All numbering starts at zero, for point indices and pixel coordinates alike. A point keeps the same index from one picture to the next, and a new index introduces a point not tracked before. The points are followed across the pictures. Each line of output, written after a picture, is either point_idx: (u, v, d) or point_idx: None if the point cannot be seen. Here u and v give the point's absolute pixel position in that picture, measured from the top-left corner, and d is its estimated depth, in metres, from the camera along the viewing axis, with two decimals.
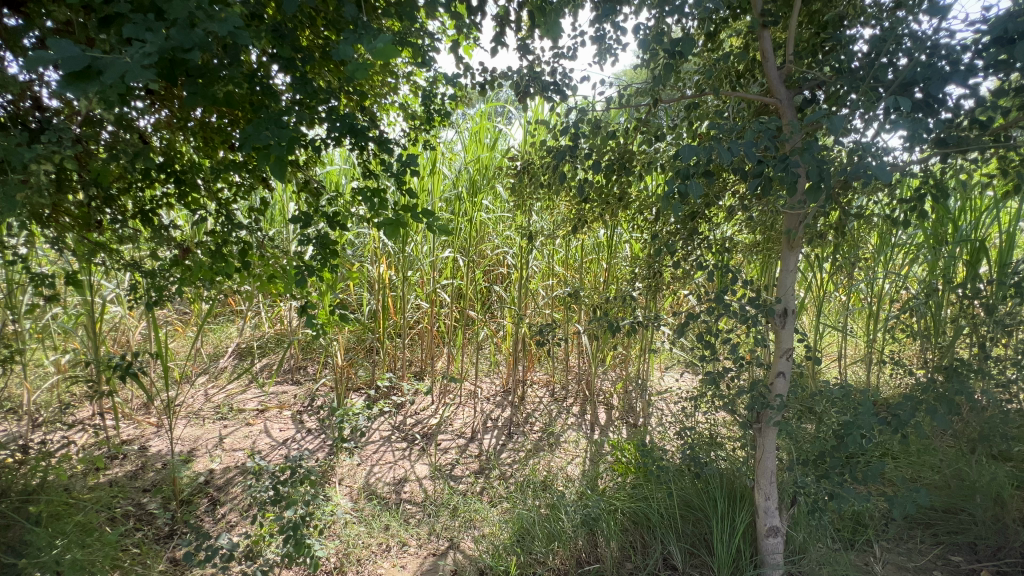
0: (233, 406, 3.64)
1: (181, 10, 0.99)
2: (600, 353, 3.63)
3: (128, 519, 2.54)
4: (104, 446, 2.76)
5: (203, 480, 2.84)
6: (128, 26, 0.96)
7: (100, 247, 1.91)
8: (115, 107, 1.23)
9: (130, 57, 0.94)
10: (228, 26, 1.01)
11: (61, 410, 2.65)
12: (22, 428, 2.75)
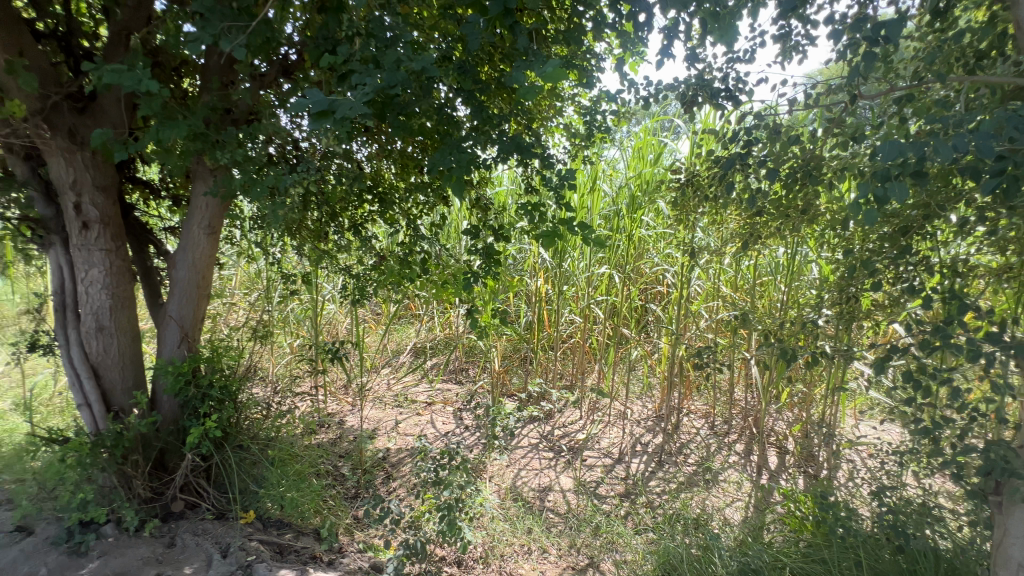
0: (408, 397, 4.19)
1: (391, 59, 1.23)
2: (772, 387, 3.20)
3: (327, 477, 3.11)
4: (315, 415, 3.44)
5: (381, 455, 3.32)
6: (356, 76, 1.23)
7: (324, 254, 2.41)
8: (343, 141, 1.56)
9: (354, 99, 1.18)
10: (424, 64, 1.22)
11: (291, 382, 3.40)
12: (267, 392, 3.61)
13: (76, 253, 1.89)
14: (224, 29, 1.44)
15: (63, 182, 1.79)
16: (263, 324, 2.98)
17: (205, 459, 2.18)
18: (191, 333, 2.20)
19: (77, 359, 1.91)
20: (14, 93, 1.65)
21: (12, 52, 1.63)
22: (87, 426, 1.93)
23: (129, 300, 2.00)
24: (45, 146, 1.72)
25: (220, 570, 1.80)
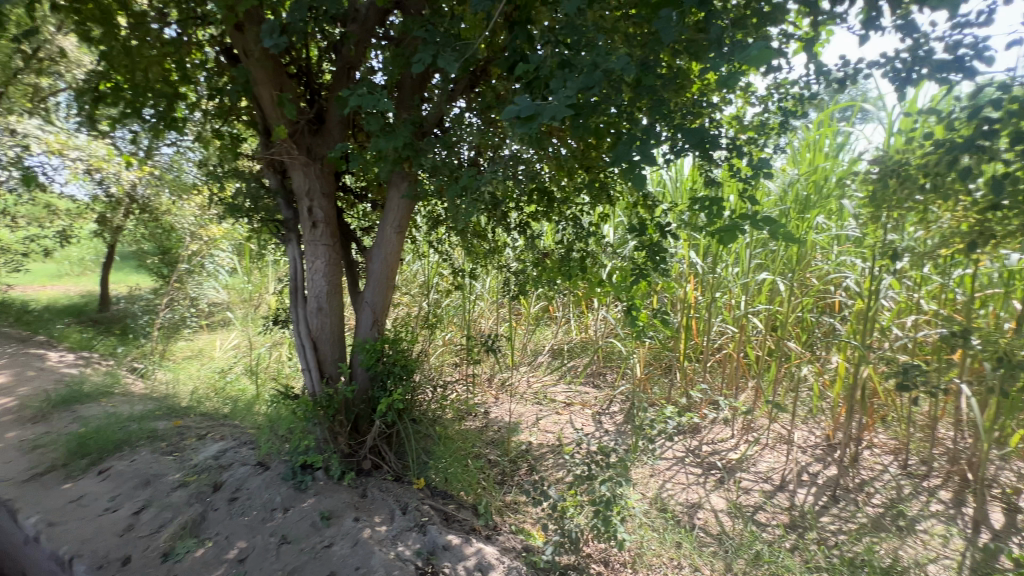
0: (547, 395, 4.29)
1: (587, 62, 1.29)
2: (999, 425, 2.58)
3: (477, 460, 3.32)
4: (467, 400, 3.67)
5: (525, 447, 3.46)
6: (552, 81, 1.32)
7: (489, 252, 2.52)
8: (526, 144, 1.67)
9: (557, 97, 1.25)
10: (619, 63, 1.26)
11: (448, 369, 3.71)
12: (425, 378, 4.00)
13: (306, 247, 2.30)
14: (434, 50, 1.66)
15: (301, 190, 2.21)
16: (430, 314, 3.33)
17: (390, 426, 2.46)
18: (380, 318, 2.52)
19: (303, 333, 2.33)
20: (275, 121, 2.10)
21: (275, 88, 2.07)
22: (307, 389, 2.35)
23: (340, 286, 2.36)
24: (292, 161, 2.15)
25: (401, 524, 2.06)
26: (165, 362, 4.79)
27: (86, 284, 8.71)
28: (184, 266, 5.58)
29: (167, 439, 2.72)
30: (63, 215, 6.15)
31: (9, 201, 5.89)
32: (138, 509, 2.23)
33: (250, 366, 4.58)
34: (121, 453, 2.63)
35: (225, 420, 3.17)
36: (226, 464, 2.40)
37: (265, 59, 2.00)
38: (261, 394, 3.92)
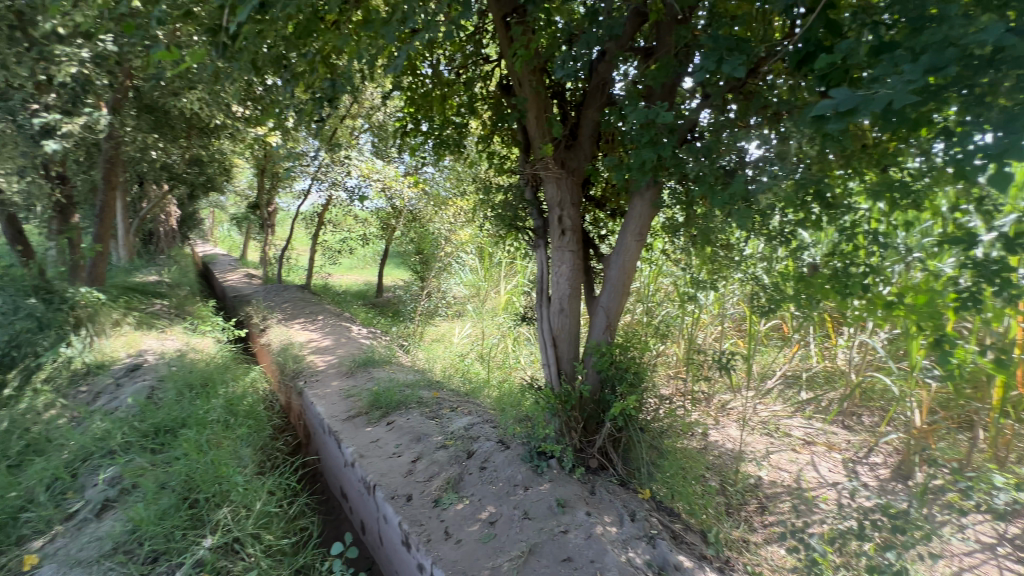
0: (780, 427, 3.67)
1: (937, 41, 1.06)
2: None
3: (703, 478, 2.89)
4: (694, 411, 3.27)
5: (754, 482, 3.04)
6: (880, 68, 1.13)
7: (736, 262, 2.32)
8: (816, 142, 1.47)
9: (893, 89, 1.05)
10: (995, 31, 0.98)
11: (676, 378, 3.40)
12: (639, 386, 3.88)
13: (554, 252, 2.44)
14: (720, 55, 1.59)
15: (555, 201, 2.35)
16: (654, 323, 3.26)
17: (617, 431, 2.50)
18: (613, 324, 2.47)
19: (545, 332, 2.52)
20: (539, 142, 2.25)
21: (542, 111, 2.23)
22: (547, 383, 2.54)
23: (581, 291, 2.46)
24: (549, 176, 2.28)
25: (631, 530, 2.07)
26: (421, 341, 5.88)
27: (369, 276, 11.36)
28: (437, 264, 6.76)
29: (430, 407, 3.35)
30: (363, 222, 8.15)
31: (334, 213, 8.10)
32: (415, 458, 2.73)
33: (482, 353, 5.27)
34: (400, 410, 3.31)
35: (468, 397, 3.72)
36: (474, 436, 2.83)
37: (537, 87, 2.17)
38: (492, 379, 4.47)
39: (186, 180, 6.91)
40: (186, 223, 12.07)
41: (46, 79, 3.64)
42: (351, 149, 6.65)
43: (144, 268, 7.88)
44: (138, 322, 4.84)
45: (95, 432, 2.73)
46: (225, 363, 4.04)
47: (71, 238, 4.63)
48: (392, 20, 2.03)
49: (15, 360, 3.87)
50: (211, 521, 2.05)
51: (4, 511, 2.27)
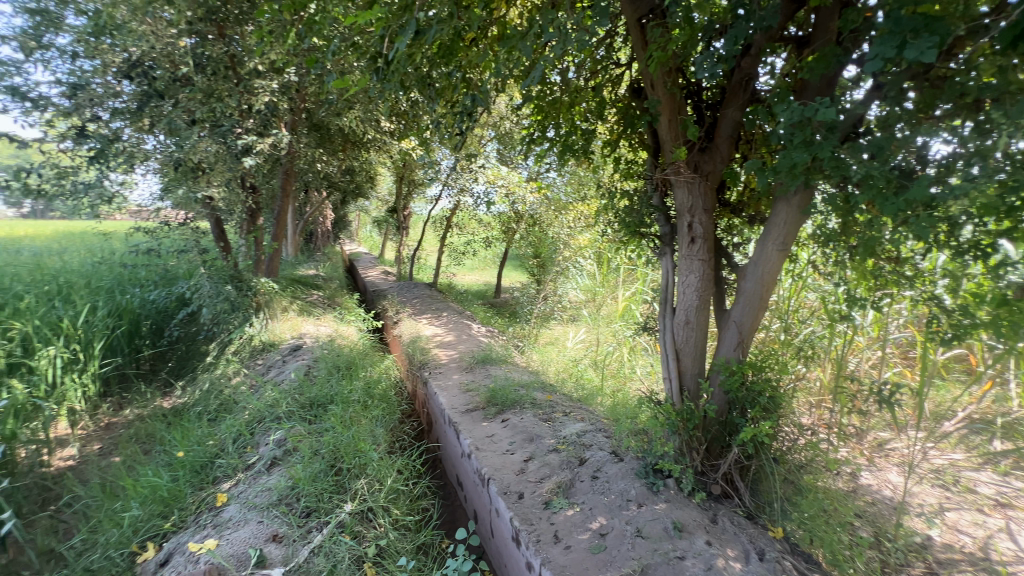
0: (961, 481, 3.00)
1: None
2: None
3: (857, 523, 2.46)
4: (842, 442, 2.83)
5: (921, 542, 2.53)
6: None
7: (908, 279, 1.96)
8: None
9: None
10: None
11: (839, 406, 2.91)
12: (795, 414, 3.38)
13: (681, 260, 2.31)
14: (902, 38, 1.36)
15: (684, 207, 2.22)
16: (793, 342, 2.91)
17: (746, 458, 2.27)
18: (746, 340, 2.25)
19: (668, 344, 2.39)
20: (670, 146, 2.15)
21: (675, 113, 2.12)
22: (667, 397, 2.41)
23: (710, 303, 2.30)
24: (680, 180, 2.17)
25: (759, 571, 1.87)
26: (536, 343, 5.99)
27: (488, 278, 11.91)
28: (554, 268, 6.84)
29: (543, 409, 3.40)
30: (486, 226, 8.58)
31: (460, 217, 8.66)
32: (527, 457, 2.78)
33: (595, 360, 5.20)
34: (515, 409, 3.41)
35: (580, 403, 3.69)
36: (587, 443, 2.81)
37: (672, 88, 2.07)
38: (605, 388, 4.38)
39: (341, 188, 7.95)
40: (338, 225, 13.87)
41: (247, 107, 4.47)
42: (479, 157, 7.05)
43: (305, 263, 9.23)
44: (300, 309, 5.68)
45: (267, 399, 3.27)
46: (365, 350, 4.55)
47: (257, 237, 5.61)
48: (528, 33, 2.11)
49: (215, 334, 4.80)
50: (351, 489, 2.32)
51: (204, 455, 2.82)
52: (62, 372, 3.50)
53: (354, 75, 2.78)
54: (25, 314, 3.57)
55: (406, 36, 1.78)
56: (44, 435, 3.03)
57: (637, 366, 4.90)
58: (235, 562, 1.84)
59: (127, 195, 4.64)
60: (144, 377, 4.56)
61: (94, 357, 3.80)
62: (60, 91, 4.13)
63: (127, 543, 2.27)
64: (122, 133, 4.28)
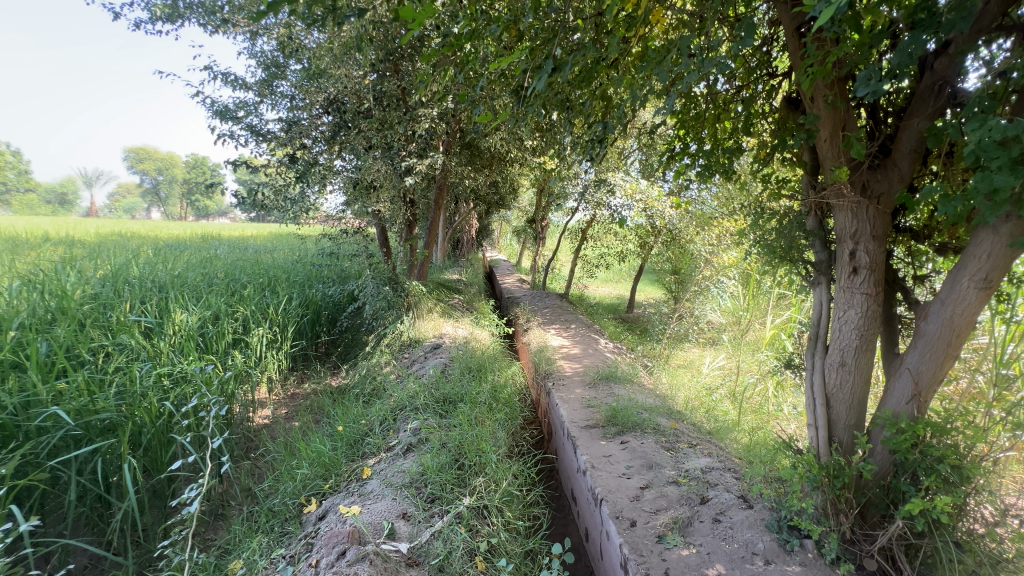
0: None
1: None
2: None
3: None
4: None
5: None
6: None
7: None
8: None
9: None
10: None
11: None
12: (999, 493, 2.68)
13: (839, 292, 2.01)
14: None
15: (846, 233, 1.94)
16: (1001, 402, 2.32)
17: (915, 535, 1.89)
18: (923, 393, 1.87)
19: (816, 386, 2.10)
20: (830, 164, 1.90)
21: (839, 128, 1.87)
22: (812, 446, 2.12)
23: (875, 345, 1.96)
24: (842, 203, 1.90)
25: None
26: (667, 365, 5.70)
27: (622, 292, 11.62)
28: (692, 287, 6.42)
29: (666, 437, 3.24)
30: (622, 239, 8.42)
31: (596, 229, 8.65)
32: (644, 485, 2.69)
33: (733, 391, 4.75)
34: (635, 433, 3.31)
35: (710, 436, 3.42)
36: (712, 482, 2.60)
37: (835, 100, 1.83)
38: (742, 423, 3.98)
39: (486, 200, 8.54)
40: (482, 234, 14.90)
41: (411, 133, 5.10)
42: (618, 171, 6.97)
43: (450, 268, 10.11)
44: (443, 310, 6.26)
45: (410, 390, 3.70)
46: (495, 355, 4.84)
47: (412, 244, 6.34)
48: (667, 55, 2.08)
49: (374, 327, 5.56)
50: (470, 484, 2.51)
51: (357, 432, 3.30)
52: (266, 348, 4.41)
53: (500, 102, 3.02)
54: (246, 300, 4.59)
55: (544, 72, 1.91)
56: (251, 396, 3.86)
57: (784, 404, 4.34)
58: (372, 530, 2.13)
59: (319, 208, 5.67)
60: (320, 357, 5.50)
61: (288, 338, 4.72)
62: (281, 126, 5.24)
63: (298, 494, 2.78)
64: (319, 157, 5.25)
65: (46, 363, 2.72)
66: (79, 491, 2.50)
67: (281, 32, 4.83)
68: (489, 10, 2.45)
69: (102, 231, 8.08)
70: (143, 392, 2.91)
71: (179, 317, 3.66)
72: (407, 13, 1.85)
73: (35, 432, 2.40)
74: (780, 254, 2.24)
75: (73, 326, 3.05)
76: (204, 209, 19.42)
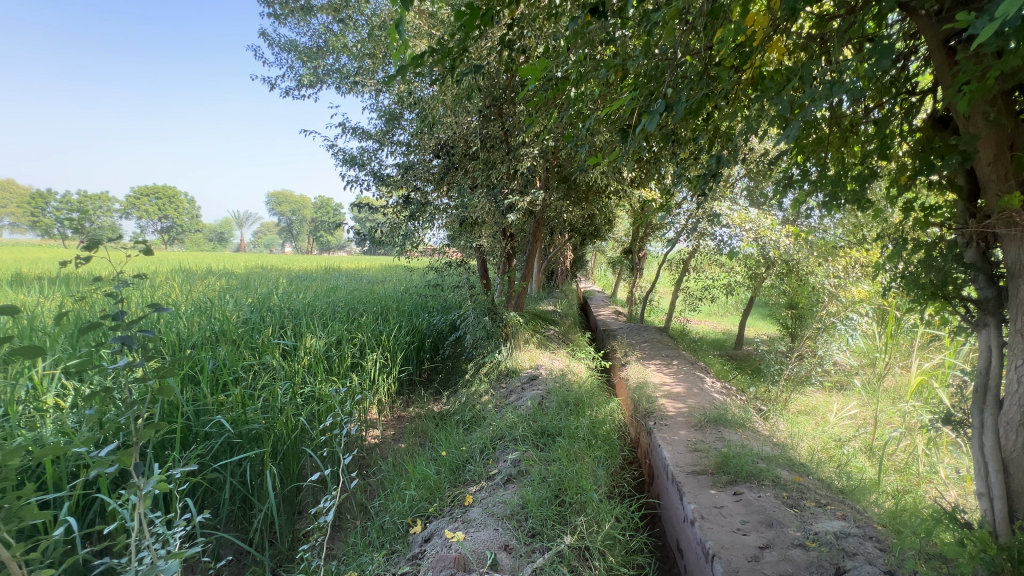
0: None
1: None
2: None
3: None
4: None
5: None
6: None
7: None
8: None
9: None
10: None
11: None
12: None
13: (1014, 337, 1.68)
14: None
15: (1021, 266, 1.64)
16: None
17: None
18: None
19: (988, 448, 1.77)
20: (995, 189, 1.65)
21: (1006, 147, 1.62)
22: (986, 521, 1.77)
23: None
24: (1013, 232, 1.62)
25: None
26: (785, 411, 5.13)
27: (729, 327, 10.80)
28: (814, 324, 5.78)
29: (789, 492, 2.90)
30: (729, 269, 7.88)
31: (699, 260, 8.22)
32: (763, 545, 2.42)
33: (871, 446, 4.14)
34: (751, 484, 3.01)
35: (844, 496, 2.99)
36: (849, 550, 2.27)
37: (998, 116, 1.60)
38: (884, 485, 3.43)
39: (582, 232, 8.59)
40: (576, 266, 14.88)
41: (513, 171, 5.35)
42: (724, 199, 6.62)
43: (545, 299, 10.20)
44: (539, 341, 6.31)
45: (508, 420, 3.76)
46: (592, 389, 4.74)
47: (510, 276, 6.54)
48: (785, 83, 2.00)
49: (473, 355, 5.77)
50: (572, 523, 2.46)
51: (459, 458, 3.41)
52: (379, 372, 4.79)
53: (601, 138, 3.08)
54: (364, 327, 5.05)
55: (654, 113, 1.95)
56: (364, 417, 4.19)
57: (940, 466, 3.67)
58: (475, 558, 2.18)
59: (427, 242, 6.12)
60: (423, 383, 5.80)
61: (397, 364, 5.08)
62: (398, 170, 5.82)
63: (405, 514, 2.93)
64: (430, 196, 5.72)
65: (212, 377, 3.23)
66: (231, 491, 2.90)
67: (401, 89, 5.44)
68: (595, 55, 2.56)
69: (250, 264, 9.46)
70: (282, 407, 3.32)
71: (310, 342, 4.14)
72: (524, 68, 2.05)
73: (203, 436, 2.85)
74: (930, 291, 1.95)
75: (231, 346, 3.59)
76: (327, 244, 21.89)
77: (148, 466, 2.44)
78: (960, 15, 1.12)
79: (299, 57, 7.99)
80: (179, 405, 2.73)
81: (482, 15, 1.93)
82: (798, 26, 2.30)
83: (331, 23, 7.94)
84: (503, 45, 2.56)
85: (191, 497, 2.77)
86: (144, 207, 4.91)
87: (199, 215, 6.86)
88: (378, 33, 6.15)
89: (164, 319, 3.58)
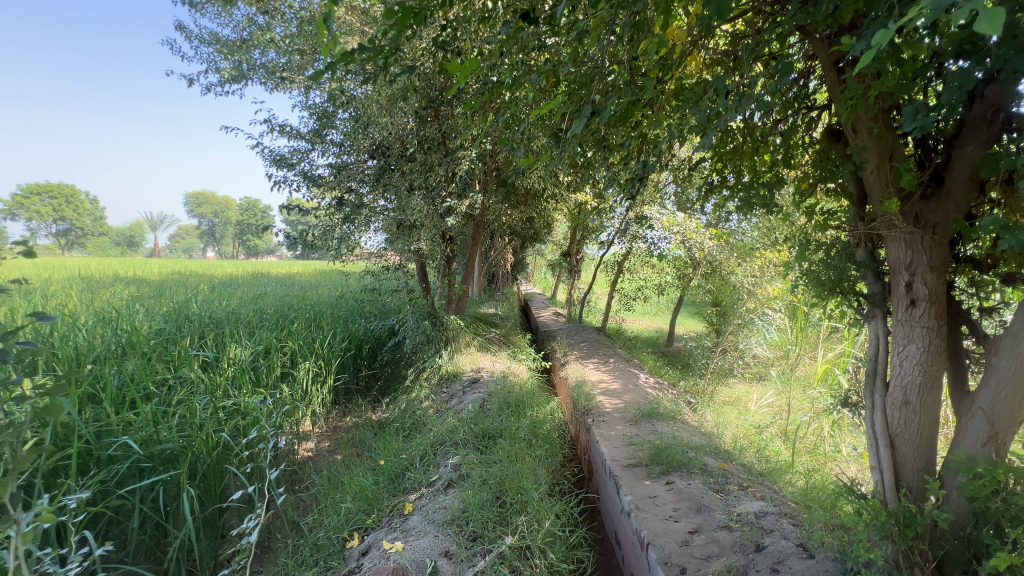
0: None
1: None
2: None
3: None
4: None
5: None
6: None
7: None
8: None
9: None
10: None
11: None
12: None
13: (897, 326, 1.91)
14: None
15: (901, 263, 1.84)
16: None
17: None
18: (1002, 435, 1.59)
19: (877, 426, 1.97)
20: (878, 195, 1.84)
21: (886, 158, 1.82)
22: (877, 491, 1.97)
23: (942, 382, 1.83)
24: (893, 233, 1.82)
25: None
26: (712, 402, 5.47)
27: (661, 325, 11.38)
28: (735, 321, 6.23)
29: (715, 478, 3.09)
30: (660, 270, 8.31)
31: (633, 261, 8.59)
32: (693, 529, 2.56)
33: (785, 430, 4.52)
34: (681, 473, 3.17)
35: (763, 478, 3.23)
36: (767, 529, 2.46)
37: (880, 131, 1.79)
38: (797, 465, 3.75)
39: (522, 235, 8.66)
40: (518, 269, 15.02)
41: (451, 173, 5.29)
42: (655, 204, 6.97)
43: (486, 302, 10.19)
44: (480, 345, 6.28)
45: (449, 424, 3.71)
46: (533, 390, 4.80)
47: (450, 279, 6.48)
48: (702, 95, 2.14)
49: (413, 360, 5.66)
50: (512, 523, 2.47)
51: (398, 466, 3.32)
52: (312, 382, 4.56)
53: (536, 143, 3.13)
54: (295, 335, 4.79)
55: (583, 118, 2.01)
56: (296, 429, 3.98)
57: (843, 444, 4.11)
58: (415, 567, 2.16)
59: (363, 246, 5.93)
60: (362, 391, 5.60)
61: (332, 372, 4.87)
62: (331, 171, 5.60)
63: (341, 528, 2.80)
64: (365, 197, 5.52)
65: (118, 395, 2.93)
66: (141, 519, 2.64)
67: (333, 87, 5.24)
68: (529, 61, 2.61)
69: (165, 270, 8.68)
70: (201, 423, 3.09)
71: (233, 352, 3.87)
72: (456, 70, 2.04)
73: (106, 460, 2.58)
74: (829, 287, 2.15)
75: (142, 360, 3.28)
76: (255, 248, 20.54)
77: (37, 497, 2.18)
78: (845, 40, 1.25)
79: (219, 49, 7.48)
80: (76, 427, 2.45)
81: (415, 15, 1.91)
82: (713, 43, 2.49)
83: (256, 15, 7.49)
84: (438, 47, 2.55)
85: (92, 529, 2.50)
86: (34, 207, 4.37)
87: (103, 216, 6.21)
88: (307, 27, 5.88)
89: (59, 332, 3.20)
